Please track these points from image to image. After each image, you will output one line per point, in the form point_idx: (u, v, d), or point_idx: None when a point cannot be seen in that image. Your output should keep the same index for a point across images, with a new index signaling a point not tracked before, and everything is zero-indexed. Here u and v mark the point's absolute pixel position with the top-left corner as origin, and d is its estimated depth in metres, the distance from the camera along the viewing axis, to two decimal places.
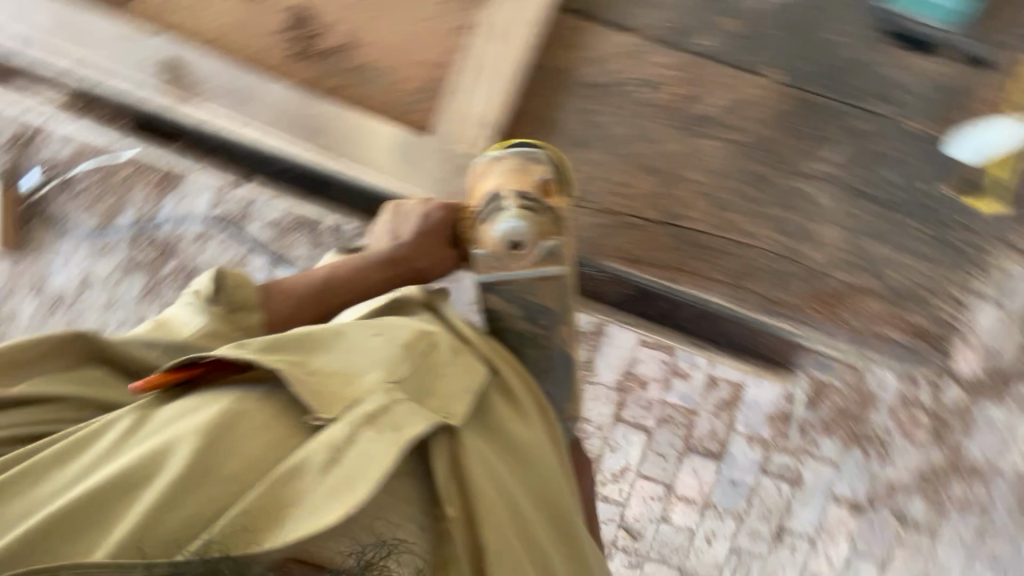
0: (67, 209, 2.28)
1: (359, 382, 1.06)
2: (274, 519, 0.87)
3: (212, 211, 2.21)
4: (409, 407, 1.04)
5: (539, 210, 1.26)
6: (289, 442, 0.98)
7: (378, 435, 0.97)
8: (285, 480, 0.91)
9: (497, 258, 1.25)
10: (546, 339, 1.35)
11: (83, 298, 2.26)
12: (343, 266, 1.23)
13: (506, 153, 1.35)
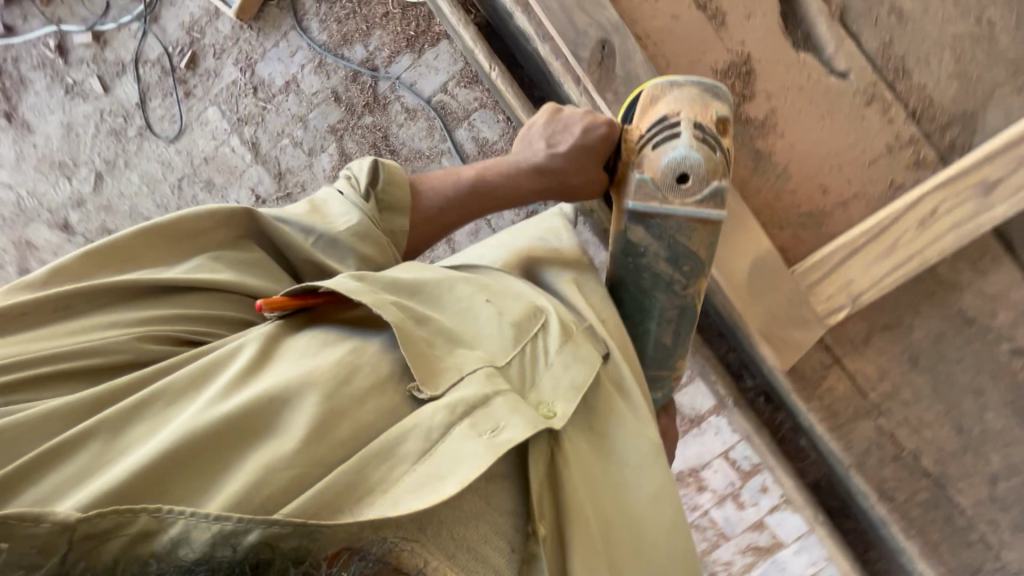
0: (313, 11, 2.21)
1: (462, 299, 0.64)
2: (273, 488, 0.43)
3: (435, 95, 2.12)
4: (523, 370, 0.60)
5: (715, 147, 0.75)
6: (380, 394, 0.52)
7: (490, 377, 0.55)
8: (321, 425, 0.47)
9: (655, 199, 0.76)
10: (681, 319, 0.79)
11: (284, 100, 2.25)
12: (475, 174, 0.81)
13: (689, 79, 0.79)
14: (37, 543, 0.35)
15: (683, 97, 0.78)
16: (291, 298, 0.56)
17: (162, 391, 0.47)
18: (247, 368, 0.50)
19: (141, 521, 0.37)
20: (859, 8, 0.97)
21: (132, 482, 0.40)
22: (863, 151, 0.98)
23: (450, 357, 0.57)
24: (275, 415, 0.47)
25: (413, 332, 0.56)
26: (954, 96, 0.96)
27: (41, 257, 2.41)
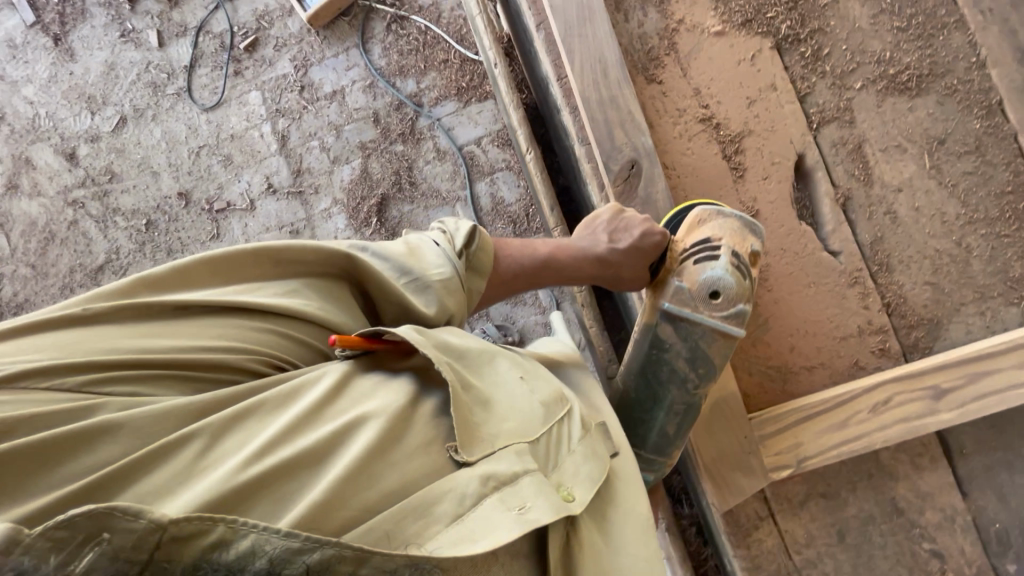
0: (379, 37, 2.33)
1: (499, 373, 0.74)
2: (326, 521, 0.52)
3: (467, 145, 2.26)
4: (547, 451, 0.69)
5: (746, 274, 0.87)
6: (426, 451, 0.60)
7: (519, 456, 0.64)
8: (373, 473, 0.56)
9: (687, 306, 0.87)
10: (687, 414, 0.91)
11: (326, 105, 2.34)
12: (548, 253, 0.92)
13: (733, 212, 0.90)
14: (135, 535, 0.42)
15: (725, 226, 0.89)
16: (364, 340, 0.65)
17: (250, 410, 0.56)
18: (322, 403, 0.59)
19: (219, 530, 0.46)
20: (861, 201, 1.07)
21: (222, 493, 0.49)
22: (837, 326, 1.06)
23: (487, 428, 0.66)
24: (336, 454, 0.56)
25: (460, 397, 0.65)
26: (926, 302, 1.05)
27: (37, 178, 2.39)
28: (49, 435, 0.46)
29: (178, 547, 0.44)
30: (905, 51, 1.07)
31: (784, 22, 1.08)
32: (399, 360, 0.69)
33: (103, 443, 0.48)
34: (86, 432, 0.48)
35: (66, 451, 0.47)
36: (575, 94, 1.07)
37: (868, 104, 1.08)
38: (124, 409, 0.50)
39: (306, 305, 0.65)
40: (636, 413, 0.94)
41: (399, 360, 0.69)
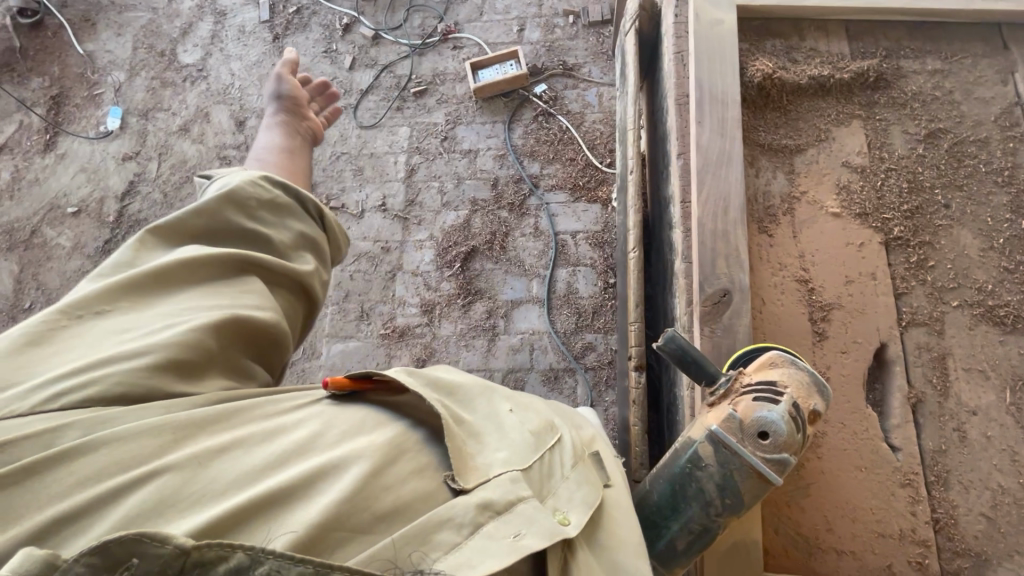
0: (525, 122, 2.65)
1: (493, 406, 0.85)
2: (323, 542, 0.60)
3: (563, 233, 2.45)
4: (543, 478, 0.77)
5: (800, 428, 0.87)
6: (421, 480, 0.70)
7: (515, 483, 0.72)
8: (366, 500, 0.64)
9: (734, 436, 0.88)
10: (702, 535, 0.91)
11: (458, 158, 2.63)
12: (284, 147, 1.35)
13: (809, 368, 0.92)
14: (162, 560, 0.52)
15: (796, 377, 0.91)
16: (352, 382, 0.82)
17: (239, 443, 0.68)
18: (307, 439, 0.70)
19: (235, 556, 0.54)
20: (932, 408, 1.09)
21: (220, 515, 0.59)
22: (878, 520, 1.03)
23: (483, 458, 0.75)
24: (321, 477, 0.65)
25: (451, 427, 0.76)
26: (979, 531, 1.02)
27: (207, 130, 2.79)
28: (36, 460, 0.60)
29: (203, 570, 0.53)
30: (1007, 289, 1.14)
31: (897, 226, 1.19)
32: (388, 393, 0.83)
33: (111, 460, 0.62)
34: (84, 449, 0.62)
35: (67, 471, 0.61)
36: (693, 218, 1.20)
37: (960, 323, 1.13)
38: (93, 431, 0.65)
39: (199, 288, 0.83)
40: (652, 519, 0.93)
41: (387, 394, 0.83)
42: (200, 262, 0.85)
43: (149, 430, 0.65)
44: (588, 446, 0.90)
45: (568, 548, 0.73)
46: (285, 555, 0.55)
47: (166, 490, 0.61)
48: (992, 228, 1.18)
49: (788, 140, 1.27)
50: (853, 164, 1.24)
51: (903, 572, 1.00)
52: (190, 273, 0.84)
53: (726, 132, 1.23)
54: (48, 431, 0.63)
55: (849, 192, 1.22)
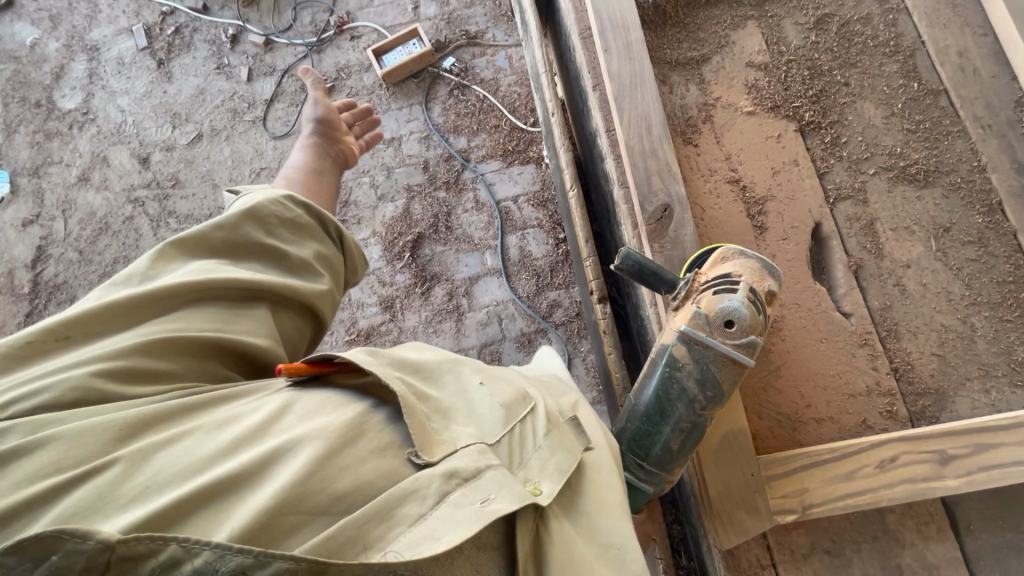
0: (441, 99, 2.61)
1: (462, 377, 0.86)
2: (270, 531, 0.58)
3: (505, 201, 2.44)
4: (513, 449, 0.78)
5: (761, 310, 0.92)
6: (380, 457, 0.69)
7: (482, 454, 0.72)
8: (319, 483, 0.63)
9: (703, 331, 0.92)
10: (692, 432, 0.93)
11: (383, 149, 2.57)
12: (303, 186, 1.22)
13: (757, 254, 0.96)
14: (84, 556, 0.51)
15: (748, 264, 0.95)
16: (310, 366, 0.77)
17: (188, 433, 0.65)
18: (263, 426, 0.68)
19: (171, 548, 0.53)
20: (871, 271, 1.16)
21: (163, 506, 0.57)
22: (846, 383, 1.10)
23: (449, 432, 0.75)
24: (275, 464, 0.63)
25: (413, 404, 0.75)
26: (932, 369, 1.11)
27: (109, 175, 2.61)
28: None
29: (130, 564, 0.52)
30: (914, 148, 1.22)
31: (807, 111, 1.25)
32: (349, 377, 0.80)
33: (51, 456, 0.59)
34: (25, 449, 0.59)
35: (11, 470, 0.58)
36: (621, 144, 1.22)
37: (879, 188, 1.21)
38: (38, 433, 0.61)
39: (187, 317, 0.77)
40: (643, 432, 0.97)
41: (346, 378, 0.80)
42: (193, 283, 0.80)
43: (94, 425, 0.62)
44: (570, 410, 0.91)
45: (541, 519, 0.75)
46: (223, 545, 0.54)
47: (112, 483, 0.58)
48: (890, 96, 1.26)
49: (693, 52, 1.30)
50: (757, 62, 1.28)
51: (874, 426, 1.08)
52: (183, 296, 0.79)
53: (633, 55, 1.24)
54: None
55: (758, 89, 1.27)
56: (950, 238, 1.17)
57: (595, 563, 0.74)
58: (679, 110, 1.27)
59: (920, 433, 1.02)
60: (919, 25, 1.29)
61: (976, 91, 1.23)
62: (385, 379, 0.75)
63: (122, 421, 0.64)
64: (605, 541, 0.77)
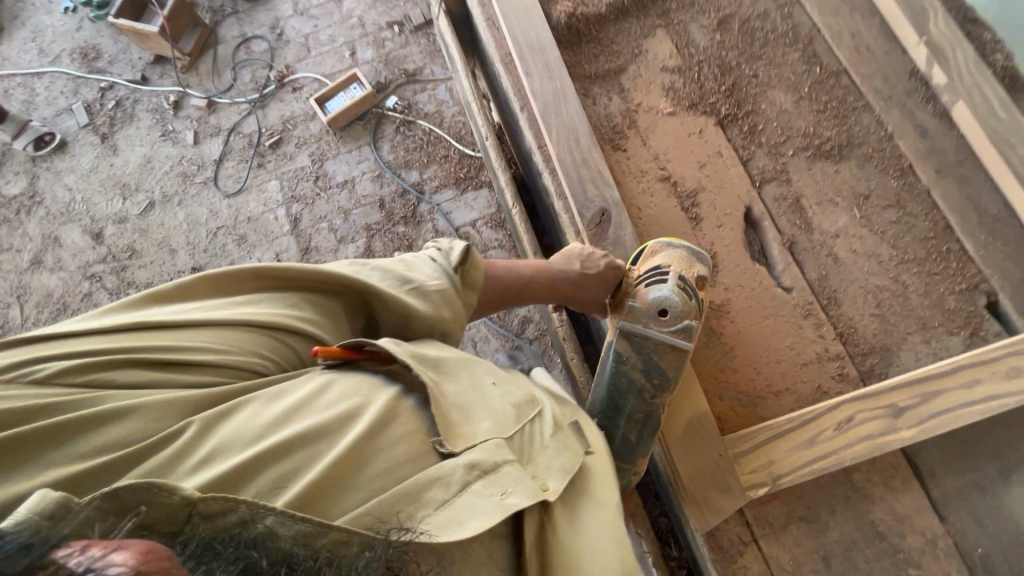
0: (389, 137, 2.67)
1: (476, 374, 0.87)
2: (319, 501, 0.63)
3: (464, 227, 2.49)
4: (523, 445, 0.81)
5: (692, 295, 1.02)
6: (410, 439, 0.71)
7: (500, 450, 0.76)
8: (359, 463, 0.66)
9: (640, 323, 1.02)
10: (647, 422, 1.01)
11: (337, 193, 2.60)
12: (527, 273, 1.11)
13: (680, 245, 1.09)
14: (167, 509, 0.54)
15: (674, 255, 1.08)
16: (344, 351, 0.78)
17: (245, 405, 0.68)
18: (308, 401, 0.70)
19: (240, 512, 0.56)
20: (805, 245, 1.23)
21: (228, 477, 0.60)
22: (797, 353, 1.15)
23: (469, 426, 0.77)
24: (323, 443, 0.66)
25: (441, 400, 0.77)
26: (874, 328, 1.16)
27: (62, 254, 2.57)
28: (67, 423, 0.59)
29: (206, 523, 0.54)
30: (826, 127, 1.30)
31: (723, 105, 1.32)
32: (378, 364, 0.81)
33: (127, 427, 0.61)
34: (97, 418, 0.61)
35: (85, 436, 0.60)
36: (553, 157, 1.27)
37: (800, 167, 1.28)
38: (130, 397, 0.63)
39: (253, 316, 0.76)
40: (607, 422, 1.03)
41: (376, 364, 0.81)
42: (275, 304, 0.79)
43: (171, 397, 0.65)
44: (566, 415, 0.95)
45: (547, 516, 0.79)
46: (288, 512, 0.57)
47: (195, 446, 0.62)
48: (796, 82, 1.34)
49: (609, 64, 1.37)
50: (670, 66, 1.36)
51: (830, 391, 1.12)
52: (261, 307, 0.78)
53: (553, 74, 1.31)
54: (75, 401, 0.61)
55: (675, 91, 1.34)
56: (872, 203, 1.25)
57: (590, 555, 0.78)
58: (603, 119, 1.33)
59: (871, 391, 1.06)
60: (812, 14, 1.39)
61: (873, 68, 1.33)
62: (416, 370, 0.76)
63: (186, 399, 0.66)
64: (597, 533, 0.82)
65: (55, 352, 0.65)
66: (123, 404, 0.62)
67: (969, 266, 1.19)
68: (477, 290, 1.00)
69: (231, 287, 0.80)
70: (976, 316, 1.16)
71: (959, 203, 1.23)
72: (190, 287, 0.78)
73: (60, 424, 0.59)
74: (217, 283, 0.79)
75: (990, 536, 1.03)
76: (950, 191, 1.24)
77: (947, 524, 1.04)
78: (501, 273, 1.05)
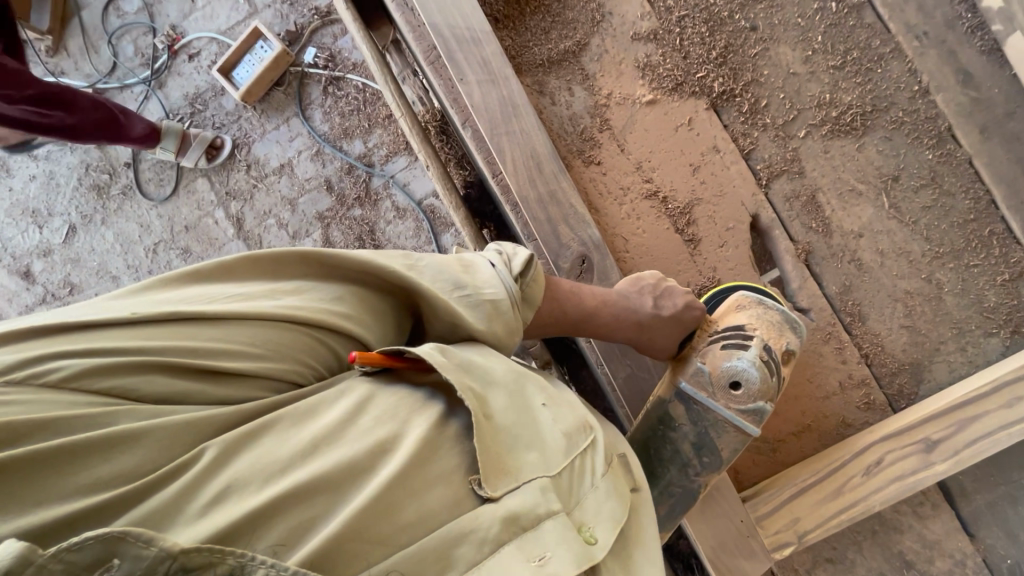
0: (318, 101, 2.18)
1: (527, 392, 0.67)
2: (335, 561, 0.48)
3: (426, 199, 2.13)
4: (571, 482, 0.63)
5: (775, 371, 0.81)
6: (446, 483, 0.55)
7: (545, 496, 0.59)
8: (388, 507, 0.51)
9: (705, 391, 0.83)
10: (684, 496, 0.86)
11: (276, 181, 2.21)
12: (593, 305, 0.83)
13: (778, 306, 0.85)
14: (145, 564, 0.39)
15: (768, 315, 0.84)
16: (384, 358, 0.60)
17: (269, 426, 0.52)
18: (343, 424, 0.54)
19: (227, 564, 0.43)
20: (823, 253, 1.04)
21: (239, 523, 0.45)
22: (818, 386, 1.03)
23: (511, 457, 0.60)
24: (354, 481, 0.52)
25: (485, 426, 0.60)
26: (903, 340, 1.02)
27: None
28: (63, 439, 0.44)
29: None
30: (845, 89, 1.03)
31: (715, 80, 1.03)
32: (422, 374, 0.63)
33: (134, 455, 0.46)
34: (109, 440, 0.45)
35: (94, 458, 0.45)
36: (513, 191, 1.00)
37: (814, 150, 1.04)
38: (145, 412, 0.48)
39: (286, 306, 0.57)
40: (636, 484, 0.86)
41: (421, 373, 0.63)
42: (314, 296, 0.60)
43: (184, 416, 0.49)
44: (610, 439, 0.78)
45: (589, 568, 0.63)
46: (282, 568, 0.44)
47: (209, 488, 0.47)
48: (806, 30, 1.04)
49: (565, 43, 1.05)
50: (643, 33, 1.04)
51: (852, 423, 1.02)
52: (291, 300, 0.59)
53: (495, 76, 1.01)
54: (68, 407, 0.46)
55: (653, 69, 1.04)
56: (903, 184, 1.03)
57: None
58: (562, 127, 1.06)
59: (901, 427, 0.96)
60: None
61: None
62: (459, 390, 0.58)
63: (210, 418, 0.50)
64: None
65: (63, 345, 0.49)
66: (137, 418, 0.48)
67: (1015, 250, 1.00)
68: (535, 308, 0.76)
69: (276, 271, 0.62)
70: (1018, 312, 1.00)
71: (1007, 170, 1.00)
72: (231, 269, 0.61)
73: (64, 446, 0.44)
74: (259, 267, 0.62)
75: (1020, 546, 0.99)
76: (999, 156, 1.01)
77: (973, 541, 1.00)
78: (562, 298, 0.80)
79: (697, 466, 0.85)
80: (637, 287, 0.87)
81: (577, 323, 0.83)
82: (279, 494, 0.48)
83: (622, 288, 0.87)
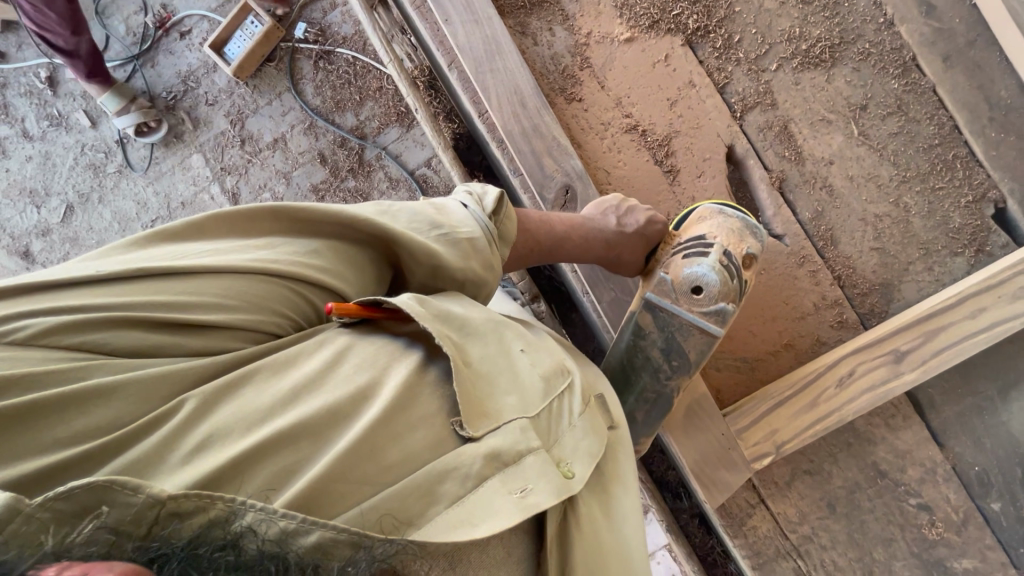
0: (309, 76, 1.94)
1: (504, 338, 0.69)
2: (321, 500, 0.47)
3: (418, 169, 1.90)
4: (550, 423, 0.64)
5: (735, 274, 0.87)
6: (429, 424, 0.55)
7: (526, 433, 0.60)
8: (371, 450, 0.51)
9: (668, 298, 0.90)
10: (657, 402, 0.93)
11: (270, 156, 1.97)
12: (564, 229, 0.89)
13: (735, 213, 0.91)
14: (134, 509, 0.40)
15: (727, 222, 0.91)
16: (361, 308, 0.59)
17: (246, 378, 0.52)
18: (320, 374, 0.54)
19: (216, 510, 0.42)
20: (796, 180, 1.09)
21: (220, 472, 0.45)
22: (794, 307, 1.08)
23: (492, 402, 0.61)
24: (336, 426, 0.51)
25: (463, 370, 0.60)
26: (874, 261, 1.07)
27: None
28: (40, 396, 0.44)
29: (179, 525, 0.41)
30: (813, 23, 1.08)
31: (689, 17, 1.08)
32: (401, 324, 0.63)
33: (110, 410, 0.46)
34: (85, 395, 0.45)
35: (72, 414, 0.45)
36: (498, 126, 1.05)
37: (785, 83, 1.08)
38: (122, 367, 0.48)
39: (259, 260, 0.57)
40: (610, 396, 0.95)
41: (399, 324, 0.63)
42: (287, 250, 0.60)
43: (160, 370, 0.49)
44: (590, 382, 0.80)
45: (569, 501, 0.66)
46: (269, 508, 0.43)
47: (185, 440, 0.47)
48: None
49: None
50: None
51: (824, 344, 1.08)
52: (264, 254, 0.58)
53: (478, 15, 1.05)
54: (44, 365, 0.45)
55: (630, 7, 1.08)
56: (870, 112, 1.07)
57: (609, 551, 0.65)
58: (543, 66, 1.10)
59: (872, 342, 1.01)
60: None
61: None
62: (435, 336, 0.59)
63: (186, 371, 0.50)
64: (618, 517, 0.68)
65: (35, 305, 0.48)
66: (113, 374, 0.47)
67: (980, 172, 1.05)
68: (511, 244, 0.80)
69: (248, 228, 0.61)
70: (982, 231, 1.05)
71: (969, 96, 1.05)
72: (200, 227, 0.60)
73: (41, 403, 0.44)
74: (231, 224, 0.60)
75: (988, 453, 1.04)
76: (962, 82, 1.05)
77: (943, 450, 1.05)
78: (534, 228, 0.85)
79: (668, 370, 0.91)
80: (602, 209, 0.95)
81: (553, 249, 0.89)
82: (259, 441, 0.48)
83: (588, 213, 0.95)
